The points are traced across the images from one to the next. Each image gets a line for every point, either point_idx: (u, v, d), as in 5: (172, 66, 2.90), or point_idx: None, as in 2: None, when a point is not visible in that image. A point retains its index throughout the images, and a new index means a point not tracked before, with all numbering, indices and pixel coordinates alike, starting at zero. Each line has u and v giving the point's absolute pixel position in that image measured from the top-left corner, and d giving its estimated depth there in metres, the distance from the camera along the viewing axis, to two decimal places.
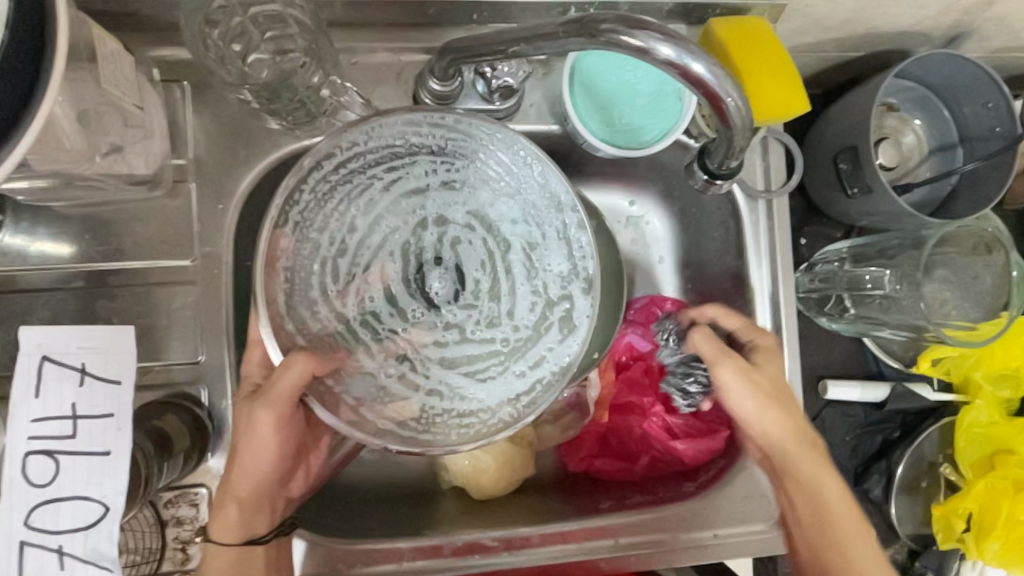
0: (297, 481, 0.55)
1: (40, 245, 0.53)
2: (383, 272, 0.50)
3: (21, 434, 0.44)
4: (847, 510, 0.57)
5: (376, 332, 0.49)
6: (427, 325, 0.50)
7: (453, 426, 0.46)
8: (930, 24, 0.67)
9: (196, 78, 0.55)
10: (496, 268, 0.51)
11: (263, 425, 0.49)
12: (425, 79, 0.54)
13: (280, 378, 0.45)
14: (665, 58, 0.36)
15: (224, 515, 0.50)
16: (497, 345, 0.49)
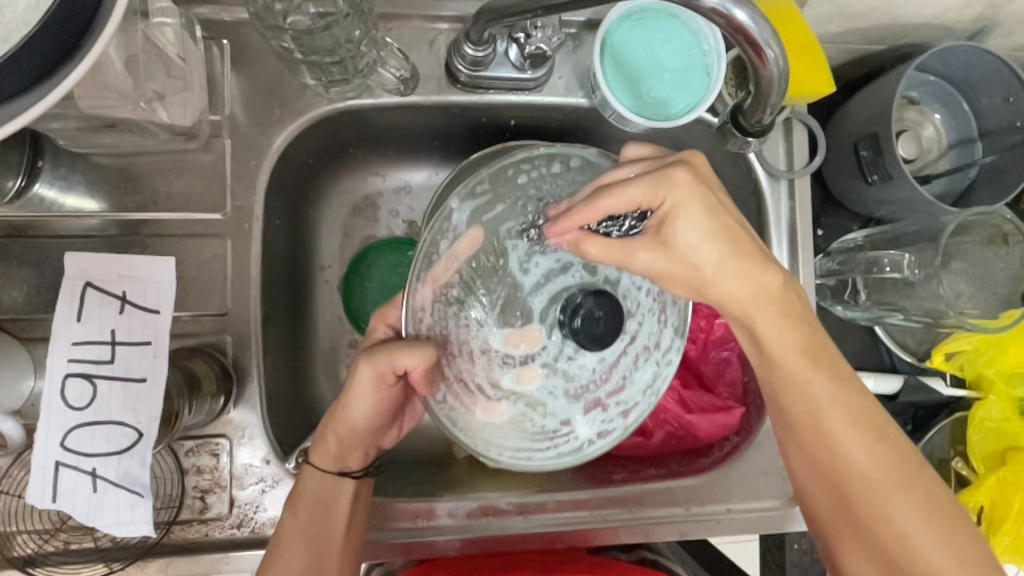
0: (388, 435, 0.55)
1: (75, 196, 0.55)
2: (488, 341, 0.47)
3: (61, 356, 0.45)
4: (850, 409, 0.48)
5: (525, 413, 0.48)
6: (550, 393, 0.49)
7: (455, 412, 0.47)
8: (954, 17, 0.68)
9: (235, 37, 0.56)
10: (609, 368, 0.50)
11: (363, 376, 0.47)
12: (460, 44, 0.55)
13: (402, 355, 0.45)
14: (710, 5, 0.37)
15: (324, 447, 0.51)
16: (547, 404, 0.49)
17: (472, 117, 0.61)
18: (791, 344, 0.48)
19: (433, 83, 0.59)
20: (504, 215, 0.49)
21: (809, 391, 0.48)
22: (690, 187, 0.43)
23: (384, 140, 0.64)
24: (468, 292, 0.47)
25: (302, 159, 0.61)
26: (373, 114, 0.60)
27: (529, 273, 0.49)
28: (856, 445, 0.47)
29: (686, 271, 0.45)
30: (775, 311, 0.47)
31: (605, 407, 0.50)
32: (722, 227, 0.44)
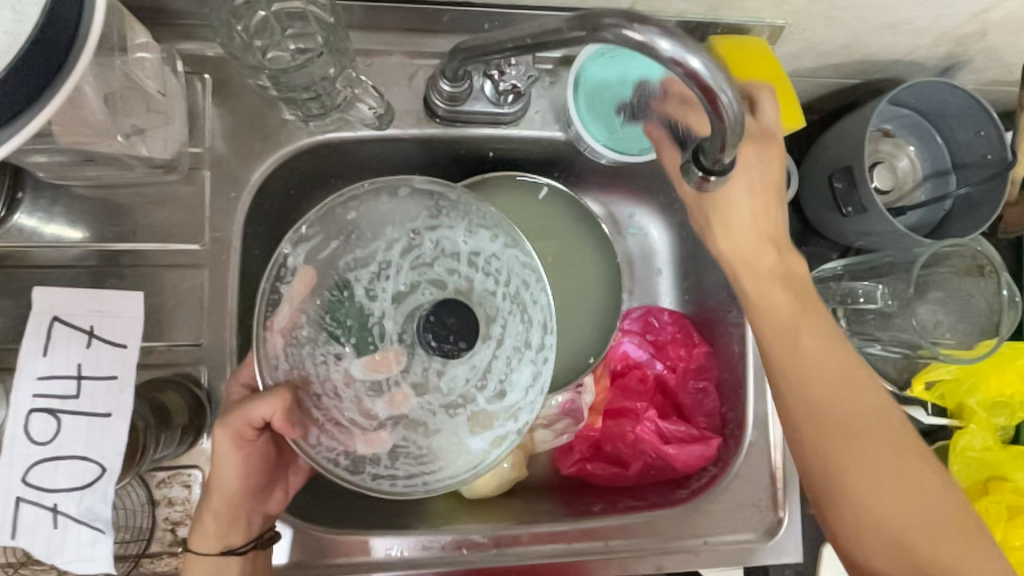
0: (274, 498, 0.54)
1: (54, 225, 0.55)
2: (350, 373, 0.48)
3: (27, 391, 0.46)
4: (893, 425, 0.50)
5: (404, 438, 0.49)
6: (426, 412, 0.49)
7: (335, 451, 0.47)
8: (924, 53, 0.70)
9: (217, 71, 0.58)
10: (485, 372, 0.50)
11: (221, 441, 0.48)
12: (437, 80, 0.56)
13: (255, 409, 0.45)
14: (664, 52, 0.37)
15: (201, 527, 0.50)
16: (428, 422, 0.49)
17: (452, 149, 0.63)
18: (851, 385, 0.51)
19: (412, 117, 0.60)
20: (342, 253, 0.50)
21: (836, 384, 0.51)
22: (747, 190, 0.53)
23: (365, 172, 0.65)
24: (322, 331, 0.49)
25: (283, 190, 0.62)
26: (354, 146, 0.61)
27: (378, 299, 0.50)
28: (888, 451, 0.49)
29: (737, 258, 0.54)
30: (790, 283, 0.53)
31: (491, 416, 0.50)
32: (761, 200, 0.54)
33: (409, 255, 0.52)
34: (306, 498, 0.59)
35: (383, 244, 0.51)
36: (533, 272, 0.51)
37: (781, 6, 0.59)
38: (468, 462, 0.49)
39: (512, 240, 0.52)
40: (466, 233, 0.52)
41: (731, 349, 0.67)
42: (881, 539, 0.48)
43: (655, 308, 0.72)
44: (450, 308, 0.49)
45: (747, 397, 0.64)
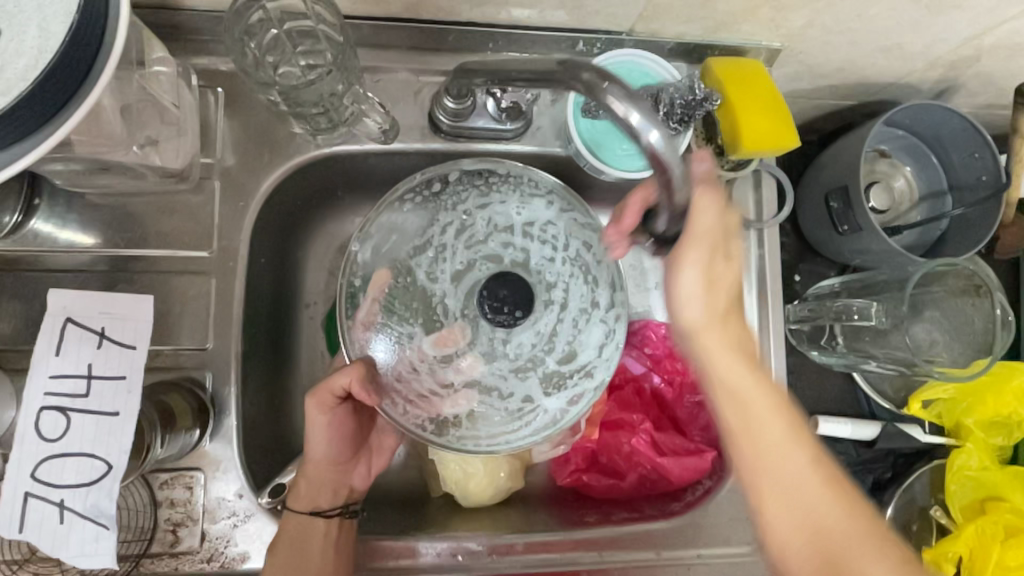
0: (358, 474, 0.60)
1: (68, 231, 0.57)
2: (421, 350, 0.56)
3: (38, 389, 0.47)
4: (865, 525, 0.43)
5: (481, 401, 0.56)
6: (498, 377, 0.56)
7: (417, 419, 0.55)
8: (919, 77, 0.71)
9: (230, 85, 0.60)
10: (553, 333, 0.58)
11: (312, 413, 0.54)
12: (442, 97, 0.58)
13: (335, 378, 0.52)
14: (635, 125, 0.38)
15: (296, 490, 0.55)
16: (502, 386, 0.56)
17: (455, 164, 0.64)
18: (802, 438, 0.45)
19: (416, 132, 0.62)
20: (401, 245, 0.59)
21: (794, 485, 0.44)
22: (694, 277, 0.44)
23: (371, 184, 0.67)
24: (391, 318, 0.56)
25: (290, 201, 0.64)
26: (360, 159, 0.62)
27: (439, 281, 0.58)
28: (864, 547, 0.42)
29: (701, 339, 0.45)
30: (768, 408, 0.45)
31: (565, 375, 0.57)
32: (721, 294, 0.45)
33: (464, 235, 0.59)
34: None
35: (439, 229, 0.59)
36: (595, 233, 0.60)
37: (776, 29, 0.61)
38: (544, 418, 0.57)
39: (569, 204, 0.60)
40: (518, 204, 0.60)
41: None
42: None
43: (654, 323, 0.72)
44: (505, 282, 0.57)
45: None
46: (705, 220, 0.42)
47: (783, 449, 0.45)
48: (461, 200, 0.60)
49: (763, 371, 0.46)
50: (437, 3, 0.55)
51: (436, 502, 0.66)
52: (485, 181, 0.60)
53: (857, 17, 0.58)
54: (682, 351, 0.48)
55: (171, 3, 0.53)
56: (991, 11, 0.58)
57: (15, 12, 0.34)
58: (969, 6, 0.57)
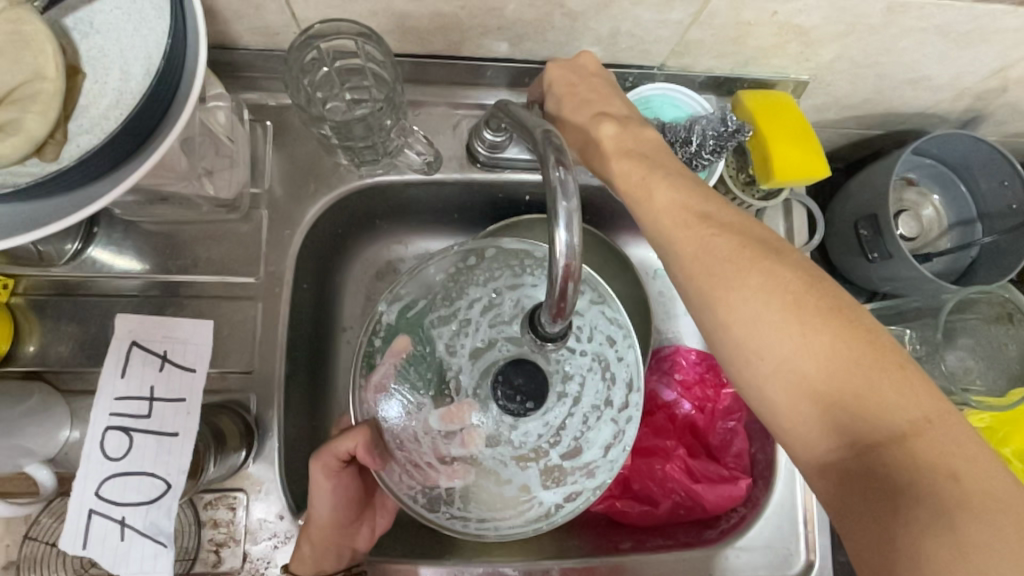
0: (361, 535, 0.59)
1: (124, 258, 0.59)
2: (427, 423, 0.51)
3: (104, 409, 0.49)
4: (822, 359, 0.38)
5: (475, 482, 0.51)
6: (498, 461, 0.51)
7: (411, 489, 0.51)
8: (946, 107, 0.72)
9: (278, 119, 0.63)
10: (560, 425, 0.51)
11: (315, 476, 0.53)
12: (480, 130, 0.61)
13: (341, 442, 0.51)
14: (558, 238, 0.36)
15: (299, 554, 0.54)
16: (500, 468, 0.51)
17: (491, 193, 0.66)
18: (745, 273, 0.41)
19: (455, 163, 0.64)
20: (427, 311, 0.54)
21: (732, 335, 0.41)
22: (617, 166, 0.50)
23: (408, 213, 0.69)
24: (403, 381, 0.52)
25: (332, 228, 0.66)
26: (400, 189, 0.65)
27: (457, 355, 0.52)
28: (823, 380, 0.38)
29: (638, 193, 0.47)
30: (685, 217, 0.45)
31: (565, 470, 0.52)
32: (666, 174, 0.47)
33: (490, 312, 0.52)
34: None
35: (466, 303, 0.54)
36: (622, 332, 0.53)
37: (804, 63, 0.62)
38: (538, 510, 0.52)
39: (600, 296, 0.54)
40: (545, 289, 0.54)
41: None
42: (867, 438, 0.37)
43: (684, 348, 0.73)
44: (520, 368, 0.48)
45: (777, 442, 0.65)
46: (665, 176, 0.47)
47: (737, 273, 0.42)
48: (491, 277, 0.55)
49: (785, 275, 0.41)
50: (478, 41, 0.57)
51: None
52: (519, 262, 0.55)
53: (886, 51, 0.60)
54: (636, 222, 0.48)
55: (228, 43, 0.57)
56: (1020, 45, 0.59)
57: (104, 58, 0.37)
58: (998, 40, 0.58)
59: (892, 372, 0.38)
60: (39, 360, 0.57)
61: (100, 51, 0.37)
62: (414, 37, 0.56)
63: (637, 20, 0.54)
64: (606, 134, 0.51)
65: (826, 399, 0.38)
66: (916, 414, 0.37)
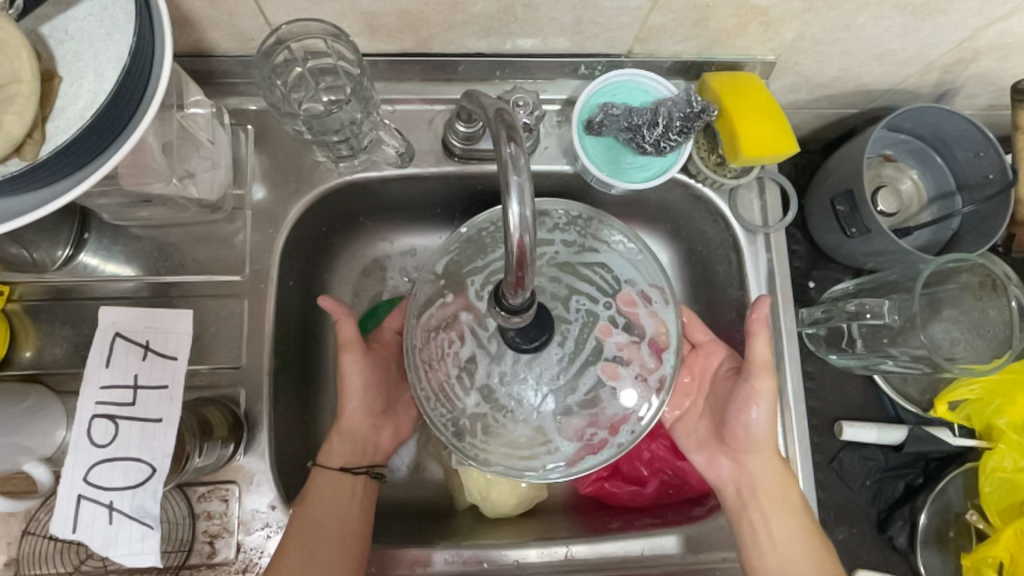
0: (384, 436, 0.65)
1: (113, 262, 0.62)
2: (461, 356, 0.51)
3: (90, 399, 0.51)
4: (773, 484, 0.60)
5: (494, 415, 0.51)
6: (514, 394, 0.50)
7: (440, 416, 0.52)
8: (916, 82, 0.73)
9: (259, 123, 0.65)
10: (574, 365, 0.51)
11: (345, 361, 0.60)
12: (453, 123, 0.62)
13: (347, 325, 0.59)
14: (514, 213, 0.37)
15: (328, 447, 0.61)
16: (527, 399, 0.50)
17: (468, 185, 0.68)
18: (765, 396, 0.59)
19: (431, 157, 0.66)
20: (463, 263, 0.56)
21: (722, 442, 0.63)
22: (757, 334, 0.58)
23: (390, 209, 0.71)
24: (438, 317, 0.53)
25: (316, 227, 0.68)
26: (380, 185, 0.67)
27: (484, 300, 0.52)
28: (767, 489, 0.60)
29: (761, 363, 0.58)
30: (754, 369, 0.59)
31: (581, 424, 0.51)
32: (762, 361, 0.58)
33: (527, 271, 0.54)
34: None
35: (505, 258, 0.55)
36: (653, 295, 0.56)
37: (768, 43, 0.63)
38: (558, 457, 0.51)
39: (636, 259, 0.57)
40: (568, 246, 0.57)
41: None
42: (753, 531, 0.60)
43: None
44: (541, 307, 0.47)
45: None
46: (763, 356, 0.59)
47: (756, 386, 0.59)
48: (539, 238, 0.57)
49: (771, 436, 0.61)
50: (446, 36, 0.59)
51: (462, 514, 0.68)
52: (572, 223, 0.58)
53: (847, 27, 0.61)
54: (750, 366, 0.59)
55: (205, 51, 0.59)
56: (979, 13, 0.60)
57: (78, 62, 0.39)
58: (955, 10, 0.59)
59: (790, 507, 0.60)
60: (35, 363, 0.59)
61: (74, 55, 0.40)
62: (383, 35, 0.58)
63: (597, 8, 0.56)
64: (760, 341, 0.58)
65: (731, 503, 0.62)
66: (785, 532, 0.59)
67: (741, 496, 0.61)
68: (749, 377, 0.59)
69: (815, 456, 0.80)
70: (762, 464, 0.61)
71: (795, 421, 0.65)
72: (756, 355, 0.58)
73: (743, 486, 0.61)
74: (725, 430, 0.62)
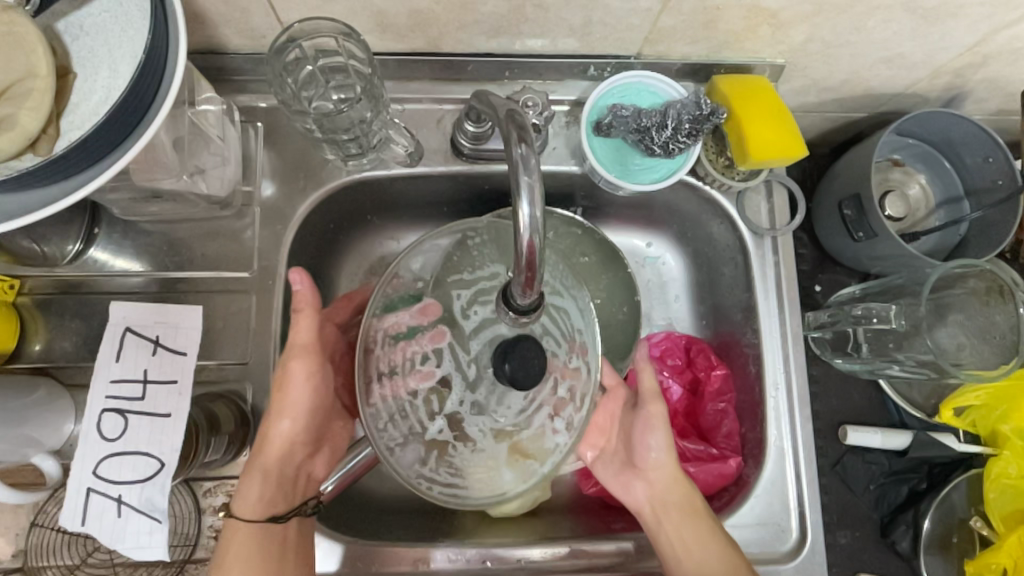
0: (319, 463, 0.62)
1: (123, 257, 0.62)
2: (426, 376, 0.44)
3: (100, 393, 0.52)
4: (680, 502, 0.60)
5: (453, 445, 0.44)
6: (475, 428, 0.43)
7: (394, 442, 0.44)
8: (926, 87, 0.73)
9: (268, 120, 0.65)
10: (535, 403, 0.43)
11: (295, 370, 0.56)
12: (462, 122, 0.63)
13: (299, 330, 0.55)
14: (524, 215, 0.37)
15: (245, 495, 0.55)
16: (485, 432, 0.43)
17: (476, 185, 0.68)
18: (658, 419, 0.60)
19: (440, 156, 0.66)
20: (444, 270, 0.47)
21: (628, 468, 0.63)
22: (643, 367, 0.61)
23: (397, 208, 0.71)
24: (407, 334, 0.45)
25: (323, 224, 0.68)
26: (388, 183, 0.67)
27: (470, 320, 0.44)
28: (677, 507, 0.60)
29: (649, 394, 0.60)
30: (646, 399, 0.60)
31: (530, 461, 0.44)
32: (650, 388, 0.60)
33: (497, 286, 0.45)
34: (339, 512, 0.63)
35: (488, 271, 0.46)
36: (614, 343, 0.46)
37: (778, 46, 0.63)
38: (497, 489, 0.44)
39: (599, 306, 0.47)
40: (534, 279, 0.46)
41: (747, 370, 0.69)
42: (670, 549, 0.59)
43: (675, 334, 0.75)
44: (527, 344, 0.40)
45: (767, 427, 0.65)
46: (651, 384, 0.61)
47: (650, 415, 0.60)
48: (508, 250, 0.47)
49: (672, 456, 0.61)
50: (456, 36, 0.59)
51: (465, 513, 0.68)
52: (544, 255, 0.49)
53: (856, 30, 0.61)
54: (645, 398, 0.60)
55: (216, 48, 0.59)
56: (990, 17, 0.59)
57: (93, 58, 0.40)
58: (965, 15, 0.59)
59: (701, 520, 0.59)
60: (45, 357, 0.59)
61: (89, 51, 0.40)
62: (394, 34, 0.58)
63: (608, 9, 0.56)
64: (648, 372, 0.61)
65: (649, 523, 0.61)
66: (701, 546, 0.58)
67: (657, 515, 0.61)
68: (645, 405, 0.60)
69: (819, 460, 0.80)
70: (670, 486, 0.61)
71: (800, 424, 0.65)
72: (645, 383, 0.61)
73: (656, 504, 0.61)
74: (635, 457, 0.62)
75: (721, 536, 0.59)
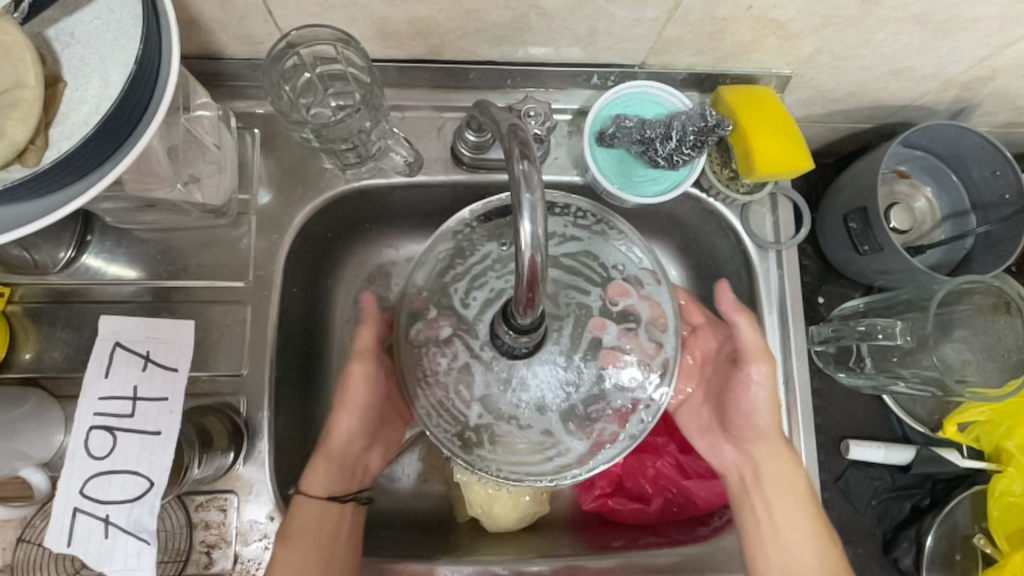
0: (373, 457, 0.63)
1: (116, 265, 0.61)
2: (450, 362, 0.52)
3: (89, 410, 0.51)
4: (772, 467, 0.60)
5: (499, 424, 0.51)
6: (514, 403, 0.51)
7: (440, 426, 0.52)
8: (933, 99, 0.72)
9: (266, 126, 0.64)
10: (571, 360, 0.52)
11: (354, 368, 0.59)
12: (463, 131, 0.61)
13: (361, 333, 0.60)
14: (525, 232, 0.36)
15: (314, 472, 0.57)
16: (537, 403, 0.51)
17: (476, 194, 0.67)
18: (763, 380, 0.59)
19: (440, 165, 0.65)
20: (445, 273, 0.56)
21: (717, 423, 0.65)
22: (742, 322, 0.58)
23: (396, 216, 0.70)
24: (425, 329, 0.55)
25: (321, 233, 0.67)
26: (387, 192, 0.66)
27: (470, 308, 0.54)
28: (770, 470, 0.61)
29: (755, 352, 0.58)
30: (750, 356, 0.58)
31: (591, 420, 0.52)
32: (756, 344, 0.58)
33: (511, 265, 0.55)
34: None
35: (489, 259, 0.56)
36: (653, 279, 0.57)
37: (785, 57, 0.62)
38: (568, 456, 0.52)
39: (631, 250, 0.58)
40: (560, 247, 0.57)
41: None
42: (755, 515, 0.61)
43: None
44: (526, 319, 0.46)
45: None
46: (755, 342, 0.58)
47: (749, 375, 0.59)
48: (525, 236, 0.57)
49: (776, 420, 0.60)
50: (457, 44, 0.58)
51: (462, 526, 0.67)
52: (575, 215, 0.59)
53: (864, 42, 0.60)
54: (749, 358, 0.58)
55: (213, 53, 0.58)
56: (1000, 32, 0.58)
57: (83, 66, 0.39)
58: (976, 28, 0.58)
59: (792, 491, 0.60)
60: (34, 367, 0.58)
61: (80, 59, 0.39)
62: (394, 42, 0.57)
63: (613, 18, 0.55)
64: (751, 330, 0.58)
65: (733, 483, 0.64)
66: (787, 520, 0.60)
67: (744, 479, 0.63)
68: (748, 363, 0.58)
69: (821, 475, 0.79)
70: (760, 450, 0.61)
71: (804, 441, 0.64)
72: (749, 341, 0.58)
73: (743, 467, 0.63)
74: (727, 417, 0.63)
75: (812, 510, 0.60)
